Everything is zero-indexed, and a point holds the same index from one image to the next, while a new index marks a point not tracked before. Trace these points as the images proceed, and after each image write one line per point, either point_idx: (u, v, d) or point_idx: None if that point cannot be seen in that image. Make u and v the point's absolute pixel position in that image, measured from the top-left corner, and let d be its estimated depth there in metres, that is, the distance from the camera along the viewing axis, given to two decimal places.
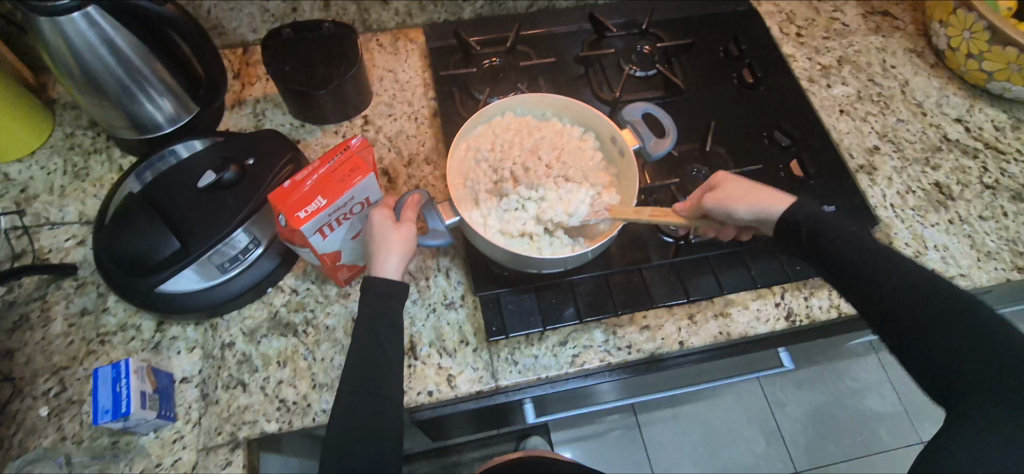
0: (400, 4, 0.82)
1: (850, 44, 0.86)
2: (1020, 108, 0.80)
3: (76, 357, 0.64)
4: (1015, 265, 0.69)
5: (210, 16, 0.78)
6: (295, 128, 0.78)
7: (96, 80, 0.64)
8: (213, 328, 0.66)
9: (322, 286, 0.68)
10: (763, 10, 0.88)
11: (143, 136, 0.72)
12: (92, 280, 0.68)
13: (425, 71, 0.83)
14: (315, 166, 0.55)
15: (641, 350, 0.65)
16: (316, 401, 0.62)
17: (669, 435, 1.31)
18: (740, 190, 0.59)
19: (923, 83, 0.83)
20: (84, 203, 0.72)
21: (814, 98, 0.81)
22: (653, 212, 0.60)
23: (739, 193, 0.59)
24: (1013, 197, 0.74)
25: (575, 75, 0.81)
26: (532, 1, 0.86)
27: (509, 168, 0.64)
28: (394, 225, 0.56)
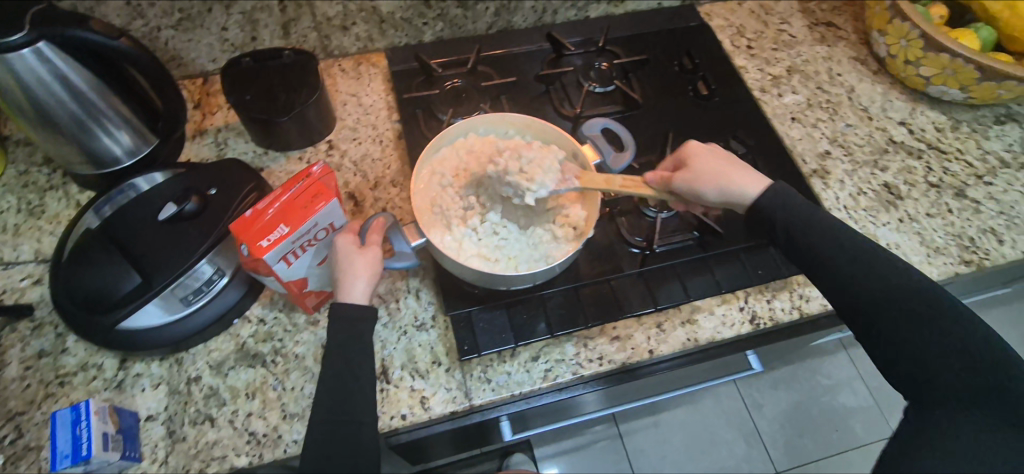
0: (360, 29, 0.83)
1: (798, 54, 0.89)
2: (958, 110, 0.85)
3: (34, 400, 0.62)
4: (962, 259, 0.73)
5: (167, 47, 0.78)
6: (258, 156, 0.77)
7: (49, 116, 0.63)
8: (178, 362, 0.64)
9: (290, 314, 0.67)
10: (714, 24, 0.91)
11: (101, 171, 0.71)
12: (49, 321, 0.66)
13: (388, 94, 0.84)
14: (277, 193, 0.55)
15: (613, 360, 0.66)
16: (286, 432, 0.61)
17: (650, 443, 1.31)
18: (712, 168, 0.61)
19: (867, 89, 0.87)
20: (40, 241, 0.71)
21: (766, 107, 0.84)
22: (622, 183, 0.62)
23: (717, 168, 0.61)
24: (956, 194, 0.78)
25: (536, 93, 0.83)
26: (492, 22, 0.88)
27: (475, 196, 0.67)
28: (359, 249, 0.56)
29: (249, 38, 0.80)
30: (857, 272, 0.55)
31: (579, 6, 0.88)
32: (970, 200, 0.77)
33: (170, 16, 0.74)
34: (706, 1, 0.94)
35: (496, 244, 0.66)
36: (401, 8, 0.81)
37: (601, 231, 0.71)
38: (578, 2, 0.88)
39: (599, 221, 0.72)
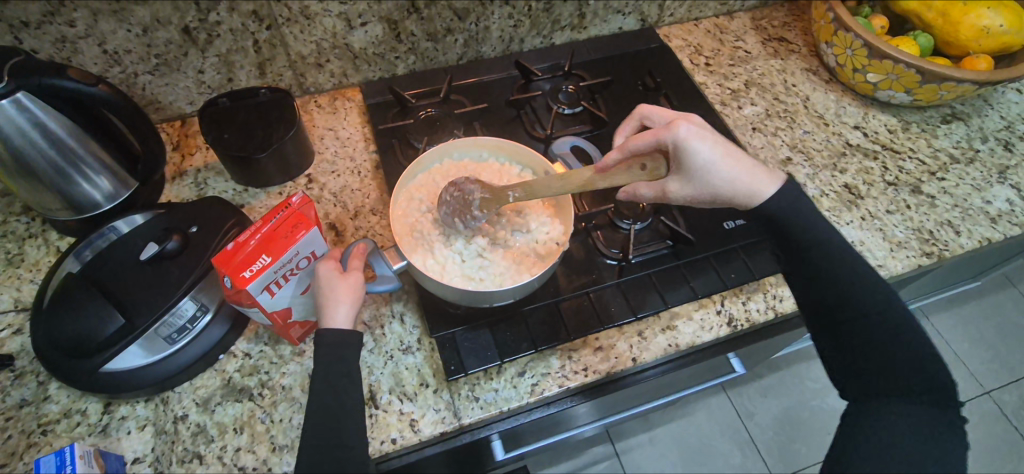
0: (334, 66, 0.86)
1: (754, 68, 0.94)
2: (907, 112, 0.90)
3: (15, 451, 0.61)
4: (923, 251, 0.76)
5: (144, 93, 0.80)
6: (238, 193, 0.79)
7: (27, 165, 0.64)
8: (164, 402, 0.64)
9: (275, 346, 0.68)
10: (673, 45, 0.96)
11: (80, 216, 0.71)
12: (30, 369, 0.65)
13: (364, 126, 0.86)
14: (257, 226, 0.57)
15: (598, 371, 0.67)
16: (277, 464, 0.61)
17: (647, 459, 1.31)
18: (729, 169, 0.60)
19: (821, 97, 0.91)
20: (20, 290, 0.70)
21: (728, 119, 0.88)
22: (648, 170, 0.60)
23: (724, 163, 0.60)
24: (913, 191, 0.81)
25: (508, 118, 0.86)
26: (462, 53, 0.91)
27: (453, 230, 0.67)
28: (340, 275, 0.57)
29: (226, 80, 0.82)
30: (837, 278, 0.57)
31: (545, 34, 0.92)
32: (926, 195, 0.81)
33: (146, 62, 0.75)
34: (664, 23, 0.99)
35: (480, 263, 0.66)
36: (373, 44, 0.84)
37: (578, 246, 0.73)
38: (543, 30, 0.92)
39: (576, 236, 0.74)
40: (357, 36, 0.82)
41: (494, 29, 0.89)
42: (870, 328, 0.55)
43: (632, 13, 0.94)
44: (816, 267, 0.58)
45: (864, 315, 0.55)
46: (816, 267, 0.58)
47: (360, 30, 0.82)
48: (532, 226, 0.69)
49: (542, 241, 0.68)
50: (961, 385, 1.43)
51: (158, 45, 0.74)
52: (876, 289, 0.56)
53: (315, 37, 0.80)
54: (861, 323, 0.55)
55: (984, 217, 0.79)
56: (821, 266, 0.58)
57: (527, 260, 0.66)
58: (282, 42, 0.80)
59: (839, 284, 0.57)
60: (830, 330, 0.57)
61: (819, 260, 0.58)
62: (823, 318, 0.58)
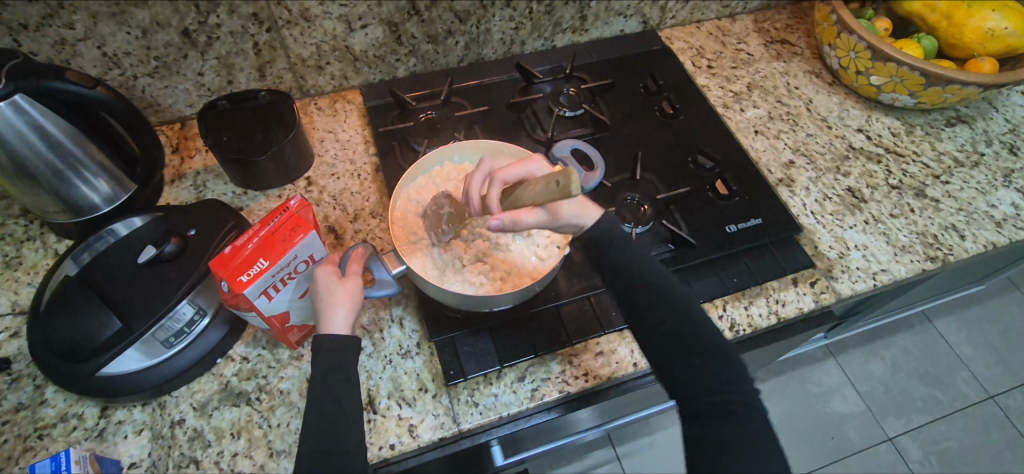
0: (335, 68, 0.86)
1: (756, 71, 0.94)
2: (911, 115, 0.89)
3: (11, 456, 0.60)
4: (928, 255, 0.75)
5: (144, 95, 0.79)
6: (237, 196, 0.78)
7: (26, 167, 0.64)
8: (161, 406, 0.64)
9: (274, 350, 0.67)
10: (676, 47, 0.96)
11: (79, 219, 0.71)
12: (27, 373, 0.65)
13: (364, 129, 0.86)
14: (255, 229, 0.56)
15: (598, 376, 0.66)
16: (274, 469, 0.61)
17: (648, 464, 1.30)
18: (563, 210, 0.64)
19: (824, 99, 0.91)
20: (17, 293, 0.70)
21: (730, 122, 0.87)
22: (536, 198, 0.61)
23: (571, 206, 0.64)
24: (917, 194, 0.81)
25: (509, 120, 0.85)
26: (462, 55, 0.91)
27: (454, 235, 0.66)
28: (339, 279, 0.57)
29: (225, 82, 0.82)
30: (663, 317, 0.61)
31: (546, 36, 0.92)
32: (930, 198, 0.80)
33: (146, 65, 0.75)
34: (666, 26, 0.98)
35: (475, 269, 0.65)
36: (373, 46, 0.84)
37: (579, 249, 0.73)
38: (544, 32, 0.91)
39: None
40: (358, 39, 0.82)
41: (495, 31, 0.88)
42: (703, 365, 0.58)
43: (634, 16, 0.94)
44: (651, 311, 0.61)
45: (694, 353, 0.59)
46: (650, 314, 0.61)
47: (360, 32, 0.81)
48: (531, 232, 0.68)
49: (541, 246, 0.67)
50: (965, 390, 1.42)
51: (157, 47, 0.74)
52: (703, 328, 0.60)
53: (315, 39, 0.80)
54: (695, 364, 0.58)
55: (989, 221, 0.78)
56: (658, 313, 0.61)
57: (523, 269, 0.65)
58: (282, 44, 0.79)
59: (662, 322, 0.61)
60: (671, 374, 0.59)
61: (657, 308, 0.61)
62: (660, 363, 0.60)
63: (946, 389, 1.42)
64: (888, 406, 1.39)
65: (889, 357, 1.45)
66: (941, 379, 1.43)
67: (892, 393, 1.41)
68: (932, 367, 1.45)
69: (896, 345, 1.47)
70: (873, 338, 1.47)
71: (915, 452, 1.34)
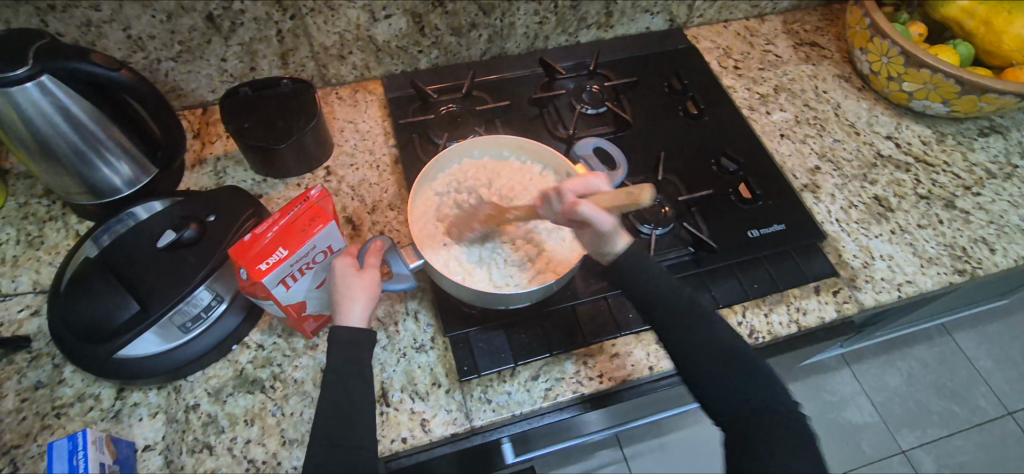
0: (357, 58, 0.85)
1: (784, 73, 0.92)
2: (942, 123, 0.87)
3: (29, 433, 0.61)
4: (955, 268, 0.73)
5: (167, 79, 0.79)
6: (257, 183, 0.78)
7: (49, 147, 0.64)
8: (176, 390, 0.64)
9: (288, 339, 0.67)
10: (702, 47, 0.94)
11: (101, 201, 0.71)
12: (47, 352, 0.65)
13: (385, 120, 0.85)
14: (275, 218, 0.56)
15: (613, 378, 0.66)
16: (286, 458, 0.61)
17: (656, 466, 1.29)
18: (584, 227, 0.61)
19: (853, 105, 0.89)
20: (39, 272, 0.71)
21: (755, 125, 0.86)
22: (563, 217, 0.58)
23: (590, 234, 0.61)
24: (946, 205, 0.79)
25: (531, 116, 0.84)
26: (485, 49, 0.90)
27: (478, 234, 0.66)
28: (357, 272, 0.57)
29: (248, 68, 0.81)
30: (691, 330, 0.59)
31: (570, 32, 0.91)
32: (960, 210, 0.78)
33: (169, 49, 0.75)
34: (693, 24, 0.97)
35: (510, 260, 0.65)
36: (396, 37, 0.83)
37: None
38: (569, 28, 0.90)
39: None
40: (381, 29, 0.82)
41: (519, 25, 0.87)
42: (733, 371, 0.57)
43: (660, 13, 0.92)
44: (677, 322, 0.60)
45: (724, 363, 0.58)
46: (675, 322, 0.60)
47: (384, 22, 0.81)
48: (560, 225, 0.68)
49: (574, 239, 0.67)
50: (982, 405, 1.39)
51: (181, 31, 0.74)
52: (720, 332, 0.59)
53: (338, 28, 0.80)
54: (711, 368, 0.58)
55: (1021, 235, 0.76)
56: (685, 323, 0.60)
57: (564, 255, 0.66)
58: (305, 32, 0.79)
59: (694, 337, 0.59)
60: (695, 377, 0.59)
61: (680, 311, 0.60)
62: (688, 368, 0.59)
63: (963, 404, 1.40)
64: (901, 418, 1.37)
65: (905, 368, 1.43)
66: (958, 392, 1.41)
67: (906, 405, 1.39)
68: (949, 380, 1.42)
69: (913, 356, 1.44)
70: (890, 349, 1.45)
71: (928, 465, 1.32)
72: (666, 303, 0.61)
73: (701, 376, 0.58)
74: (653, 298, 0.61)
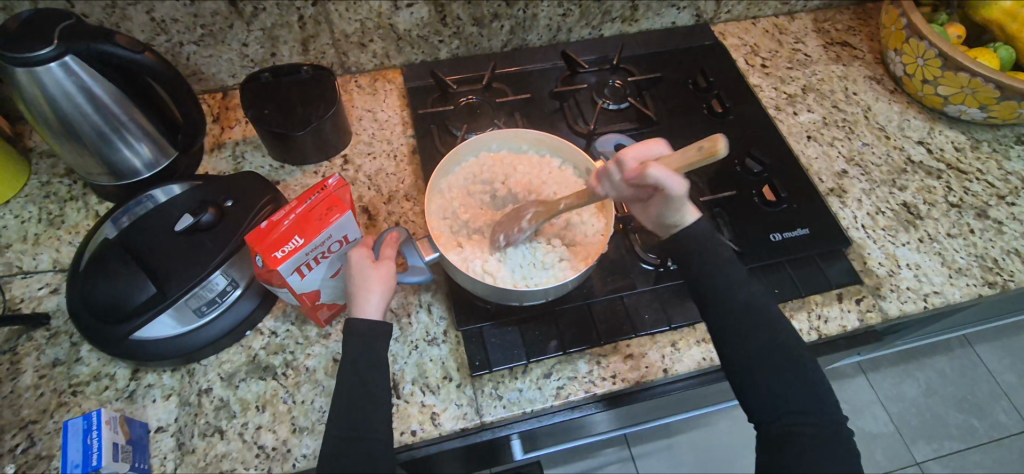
0: (377, 46, 0.84)
1: (813, 73, 0.89)
2: (977, 130, 0.84)
3: (46, 409, 0.62)
4: (986, 280, 0.71)
5: (189, 63, 0.79)
6: (275, 169, 0.78)
7: (72, 128, 0.64)
8: (190, 373, 0.64)
9: (302, 327, 0.67)
10: (729, 43, 0.92)
11: (121, 182, 0.72)
12: (64, 330, 0.66)
13: (404, 110, 0.85)
14: (292, 206, 0.56)
15: (626, 379, 0.65)
16: (296, 446, 0.61)
17: (663, 466, 1.27)
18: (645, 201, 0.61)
19: (884, 108, 0.86)
20: (59, 251, 0.71)
21: (782, 125, 0.83)
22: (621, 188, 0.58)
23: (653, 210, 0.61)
24: (978, 215, 0.76)
25: (551, 110, 0.83)
26: (507, 40, 0.89)
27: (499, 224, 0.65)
28: (372, 264, 0.56)
29: (269, 54, 0.81)
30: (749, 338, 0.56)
31: (594, 25, 0.89)
32: (993, 220, 0.76)
33: (191, 32, 0.75)
34: (720, 21, 0.94)
35: (540, 255, 0.64)
36: (418, 26, 0.83)
37: (614, 248, 0.71)
38: (593, 21, 0.88)
39: (613, 237, 0.72)
40: (403, 18, 0.81)
41: (542, 17, 0.86)
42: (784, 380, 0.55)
43: (687, 8, 0.90)
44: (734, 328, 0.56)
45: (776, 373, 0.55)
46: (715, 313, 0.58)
47: (406, 11, 0.80)
48: (585, 220, 0.67)
49: (600, 233, 0.66)
50: (1002, 419, 1.36)
51: (204, 15, 0.73)
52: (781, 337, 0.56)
53: (360, 15, 0.79)
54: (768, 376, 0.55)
55: None
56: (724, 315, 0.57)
57: (591, 248, 0.64)
58: (327, 19, 0.78)
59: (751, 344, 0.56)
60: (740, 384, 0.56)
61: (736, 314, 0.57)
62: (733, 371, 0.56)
63: (982, 417, 1.36)
64: (917, 430, 1.34)
65: (923, 378, 1.40)
66: (977, 406, 1.38)
67: (923, 416, 1.36)
68: (968, 392, 1.39)
69: (932, 367, 1.41)
70: (909, 358, 1.42)
71: None
72: (717, 286, 0.58)
73: (753, 374, 0.55)
74: (704, 282, 0.58)
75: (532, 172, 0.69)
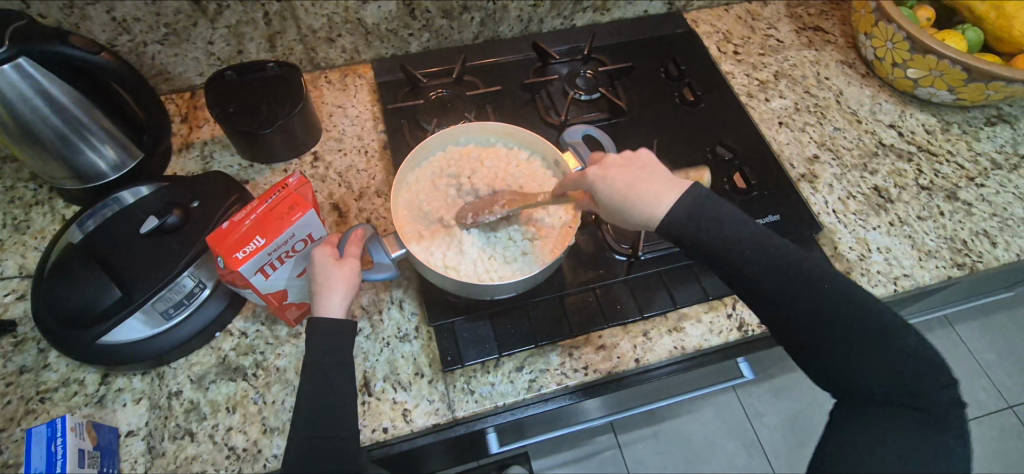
0: (346, 41, 0.83)
1: (785, 58, 0.89)
2: (948, 112, 0.84)
3: (14, 417, 0.61)
4: (954, 262, 0.71)
5: (154, 62, 0.78)
6: (244, 169, 0.77)
7: (32, 132, 0.63)
8: (160, 377, 0.64)
9: (272, 327, 0.67)
10: (701, 31, 0.92)
11: (86, 186, 0.71)
12: (31, 337, 0.65)
13: (374, 105, 0.84)
14: (254, 205, 0.55)
15: (598, 370, 0.65)
16: (267, 446, 0.60)
17: (650, 453, 1.28)
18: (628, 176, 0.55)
19: (856, 92, 0.86)
20: (25, 256, 0.71)
21: (754, 112, 0.83)
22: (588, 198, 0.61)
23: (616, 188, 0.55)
24: (948, 197, 0.77)
25: (522, 102, 0.82)
26: (477, 32, 0.88)
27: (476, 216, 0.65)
28: (337, 262, 0.56)
29: (236, 52, 0.80)
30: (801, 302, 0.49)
31: (565, 15, 0.89)
32: (962, 202, 0.76)
33: (155, 32, 0.74)
34: (693, 8, 0.94)
35: (501, 250, 0.64)
36: (386, 20, 0.82)
37: (586, 239, 0.71)
38: (564, 11, 0.88)
39: (585, 228, 0.71)
40: (370, 12, 0.80)
41: (512, 8, 0.85)
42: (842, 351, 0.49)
43: None
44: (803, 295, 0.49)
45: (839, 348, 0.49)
46: (790, 306, 0.49)
47: (372, 4, 0.79)
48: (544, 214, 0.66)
49: (562, 226, 0.66)
50: (982, 398, 1.38)
51: (166, 14, 0.72)
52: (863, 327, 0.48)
53: (325, 10, 0.78)
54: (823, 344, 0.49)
55: None
56: (800, 311, 0.49)
57: (558, 239, 0.64)
58: (293, 14, 0.77)
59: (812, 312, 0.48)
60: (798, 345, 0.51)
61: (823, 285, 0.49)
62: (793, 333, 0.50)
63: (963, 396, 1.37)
64: None
65: None
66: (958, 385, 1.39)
67: None
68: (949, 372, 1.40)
69: None
70: None
71: None
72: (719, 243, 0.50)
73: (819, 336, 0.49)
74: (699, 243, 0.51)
75: (500, 163, 0.69)
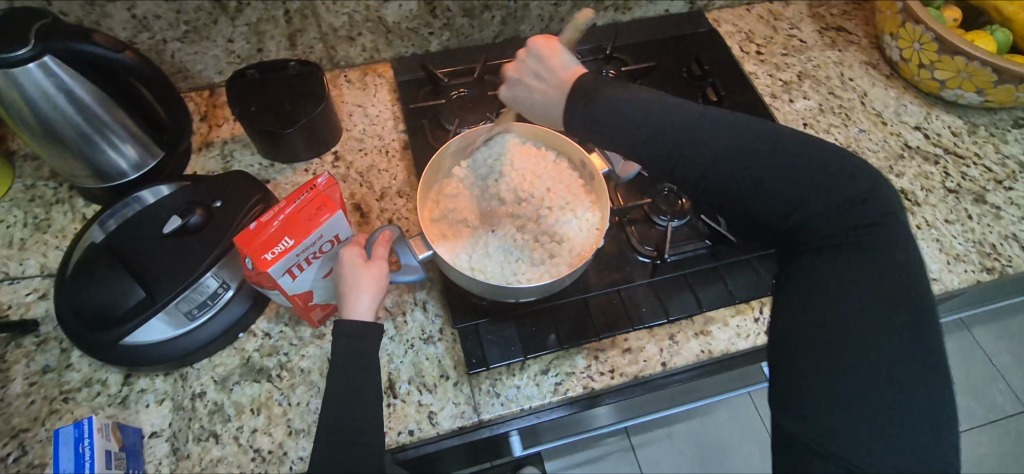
0: (366, 40, 0.83)
1: (808, 59, 0.88)
2: (974, 114, 0.83)
3: (38, 417, 0.61)
4: (984, 266, 0.71)
5: (174, 60, 0.78)
6: (264, 168, 0.77)
7: (54, 130, 0.63)
8: (183, 378, 0.64)
9: (295, 328, 0.67)
10: (723, 31, 0.91)
11: (107, 185, 0.70)
12: (54, 336, 0.65)
13: (395, 104, 0.83)
14: (281, 206, 0.55)
15: (624, 373, 0.64)
16: (292, 448, 0.60)
17: (664, 455, 1.27)
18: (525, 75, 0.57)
19: (881, 93, 0.85)
20: (46, 255, 0.70)
21: (778, 113, 0.83)
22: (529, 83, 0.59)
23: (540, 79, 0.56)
24: (975, 200, 0.76)
25: None
26: (498, 31, 0.87)
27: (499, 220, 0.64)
28: (364, 263, 0.55)
29: (256, 50, 0.80)
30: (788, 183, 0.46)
31: None
32: (990, 205, 0.75)
33: (175, 29, 0.74)
34: (714, 7, 0.93)
35: (528, 251, 0.63)
36: (407, 18, 0.81)
37: (610, 240, 0.70)
38: (585, 10, 0.87)
39: (609, 229, 0.71)
40: (391, 10, 0.79)
41: (534, 7, 0.84)
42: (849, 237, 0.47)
43: None
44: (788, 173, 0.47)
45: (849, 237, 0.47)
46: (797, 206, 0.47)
47: (394, 3, 0.78)
48: (569, 216, 0.65)
49: (591, 228, 0.65)
50: (998, 401, 1.37)
51: (187, 11, 0.72)
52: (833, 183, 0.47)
53: (347, 8, 0.77)
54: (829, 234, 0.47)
55: None
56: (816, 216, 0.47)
57: (586, 243, 0.64)
58: (314, 13, 0.77)
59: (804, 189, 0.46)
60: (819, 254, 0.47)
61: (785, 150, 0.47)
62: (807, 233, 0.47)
63: (978, 399, 1.36)
64: None
65: None
66: (974, 388, 1.38)
67: None
68: (965, 375, 1.39)
69: None
70: None
71: None
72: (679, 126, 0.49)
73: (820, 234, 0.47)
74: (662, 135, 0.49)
75: (528, 164, 0.68)
